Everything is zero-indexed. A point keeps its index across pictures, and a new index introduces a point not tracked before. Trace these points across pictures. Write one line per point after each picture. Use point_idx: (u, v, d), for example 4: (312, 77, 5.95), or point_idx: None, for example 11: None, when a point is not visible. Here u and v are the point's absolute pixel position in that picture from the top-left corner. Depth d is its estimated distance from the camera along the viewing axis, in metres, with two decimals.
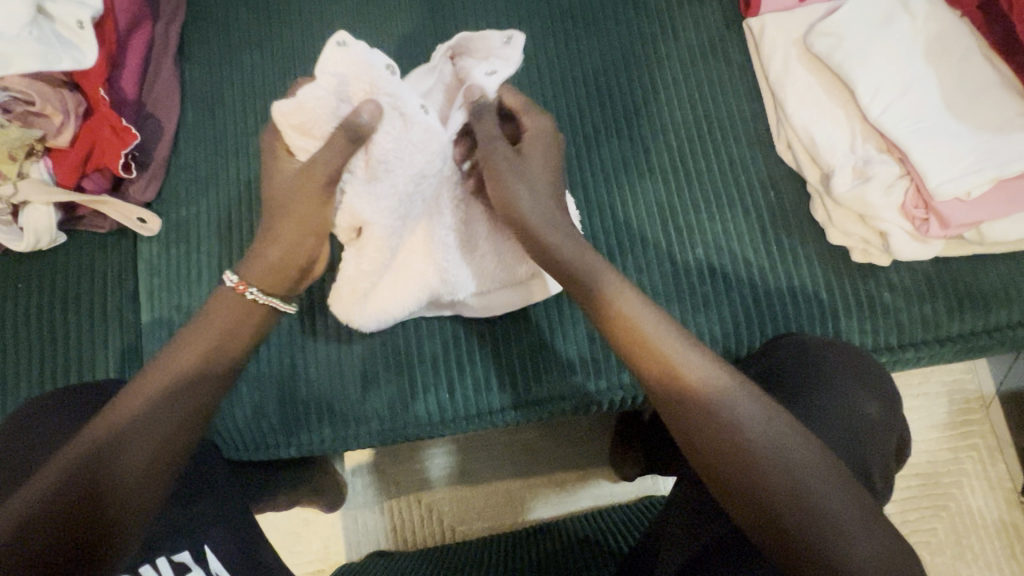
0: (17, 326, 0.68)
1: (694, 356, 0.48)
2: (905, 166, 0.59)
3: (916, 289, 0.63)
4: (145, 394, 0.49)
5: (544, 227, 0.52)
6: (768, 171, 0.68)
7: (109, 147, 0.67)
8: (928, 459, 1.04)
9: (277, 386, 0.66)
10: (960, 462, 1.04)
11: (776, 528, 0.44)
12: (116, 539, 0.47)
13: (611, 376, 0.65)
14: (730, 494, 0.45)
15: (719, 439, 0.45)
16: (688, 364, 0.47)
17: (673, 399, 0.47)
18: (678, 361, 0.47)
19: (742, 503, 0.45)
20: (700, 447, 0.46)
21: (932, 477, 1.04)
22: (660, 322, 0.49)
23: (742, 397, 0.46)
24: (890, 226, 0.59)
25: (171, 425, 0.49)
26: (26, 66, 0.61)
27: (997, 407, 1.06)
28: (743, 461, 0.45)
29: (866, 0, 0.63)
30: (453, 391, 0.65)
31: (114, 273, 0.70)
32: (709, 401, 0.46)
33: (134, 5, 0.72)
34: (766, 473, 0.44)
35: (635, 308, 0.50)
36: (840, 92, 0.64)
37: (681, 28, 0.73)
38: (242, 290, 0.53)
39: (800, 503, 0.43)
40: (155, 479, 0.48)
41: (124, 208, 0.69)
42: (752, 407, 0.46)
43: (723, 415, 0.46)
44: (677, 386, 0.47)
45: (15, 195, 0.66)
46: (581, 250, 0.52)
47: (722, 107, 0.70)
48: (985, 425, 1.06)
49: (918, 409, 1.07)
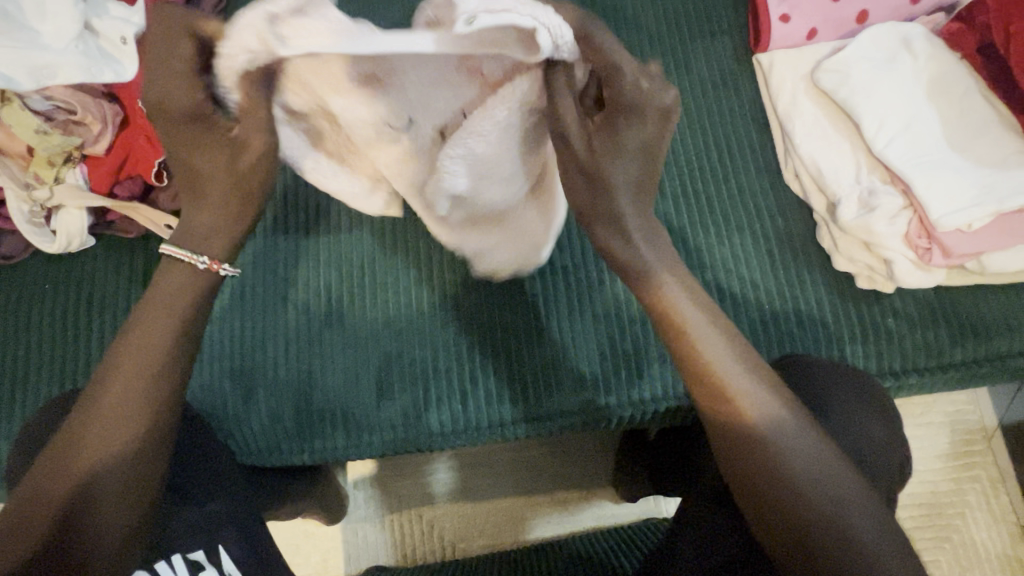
0: (42, 325, 0.70)
1: (720, 341, 0.49)
2: (908, 198, 0.62)
3: (920, 317, 0.65)
4: (115, 390, 0.48)
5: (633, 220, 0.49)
6: (776, 198, 0.70)
7: (144, 155, 0.70)
8: (931, 489, 1.05)
9: (293, 393, 0.67)
10: (963, 493, 1.04)
11: (796, 536, 0.44)
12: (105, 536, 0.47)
13: (621, 393, 0.67)
14: (738, 470, 0.47)
15: (764, 460, 0.46)
16: (739, 385, 0.48)
17: (714, 400, 0.48)
18: (730, 380, 0.47)
19: (772, 519, 0.45)
20: (718, 423, 0.48)
21: (935, 507, 1.04)
22: (716, 339, 0.49)
23: (787, 420, 0.47)
24: (894, 254, 0.62)
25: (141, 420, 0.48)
26: (72, 77, 0.65)
27: (1000, 440, 1.06)
28: (784, 483, 0.45)
29: (871, 40, 0.66)
30: (465, 402, 0.67)
31: (138, 278, 0.72)
32: (757, 422, 0.47)
33: None
34: (806, 497, 0.45)
35: (692, 317, 0.49)
36: (845, 125, 0.67)
37: (694, 61, 0.76)
38: (214, 267, 0.51)
39: (835, 529, 0.44)
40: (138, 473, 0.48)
41: (152, 214, 0.71)
42: (796, 432, 0.47)
43: (768, 436, 0.46)
44: (729, 407, 0.47)
45: (51, 199, 0.69)
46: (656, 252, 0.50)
47: (732, 136, 0.73)
48: (987, 456, 1.06)
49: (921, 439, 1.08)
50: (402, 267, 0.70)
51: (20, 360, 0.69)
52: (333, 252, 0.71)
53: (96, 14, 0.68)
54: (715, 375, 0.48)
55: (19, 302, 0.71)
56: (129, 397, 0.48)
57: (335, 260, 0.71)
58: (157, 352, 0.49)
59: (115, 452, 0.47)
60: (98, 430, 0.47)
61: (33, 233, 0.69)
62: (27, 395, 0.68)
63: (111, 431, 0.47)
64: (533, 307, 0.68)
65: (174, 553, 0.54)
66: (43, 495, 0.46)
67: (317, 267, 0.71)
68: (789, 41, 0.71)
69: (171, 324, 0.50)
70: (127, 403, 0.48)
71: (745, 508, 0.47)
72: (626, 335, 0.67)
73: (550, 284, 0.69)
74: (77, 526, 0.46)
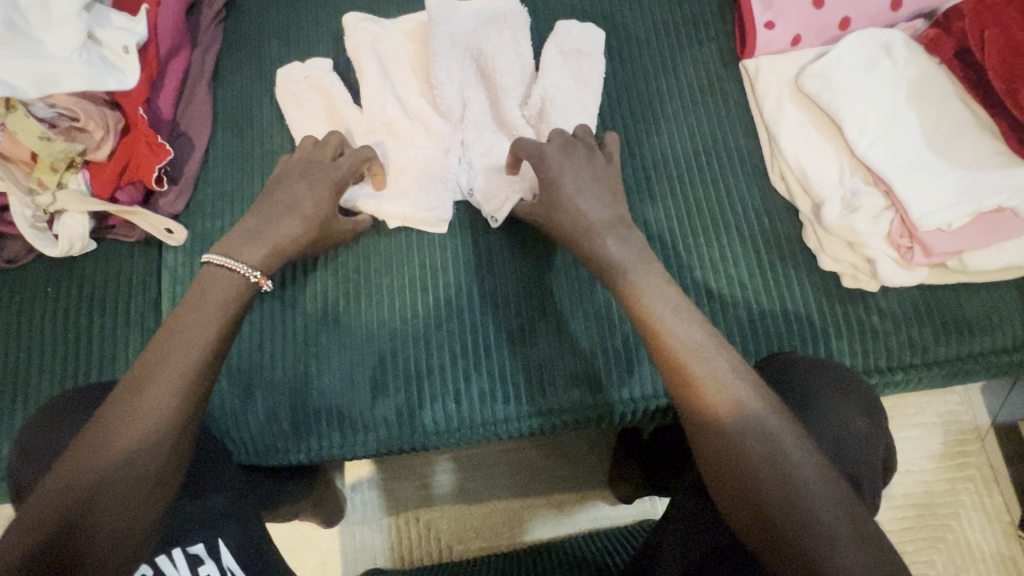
0: (44, 328, 0.71)
1: (689, 330, 0.53)
2: (890, 199, 0.63)
3: (904, 315, 0.66)
4: (151, 380, 0.51)
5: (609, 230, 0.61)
6: (763, 200, 0.72)
7: (144, 159, 0.71)
8: (926, 489, 1.05)
9: (290, 393, 0.68)
10: (957, 494, 1.05)
11: (759, 518, 0.46)
12: (131, 520, 0.49)
13: (612, 391, 0.68)
14: (706, 450, 0.49)
15: (730, 442, 0.48)
16: (706, 370, 0.50)
17: (683, 383, 0.51)
18: (698, 366, 0.51)
19: (737, 499, 0.47)
20: (691, 405, 0.51)
21: (929, 508, 1.04)
22: (688, 329, 0.53)
23: (755, 405, 0.49)
24: (878, 253, 0.63)
25: (172, 409, 0.51)
26: (76, 86, 0.67)
27: (993, 440, 1.07)
28: (748, 465, 0.47)
29: (852, 46, 0.68)
30: (459, 401, 0.68)
31: (139, 280, 0.74)
32: (722, 406, 0.49)
33: (176, 33, 0.77)
34: (768, 480, 0.46)
35: (664, 309, 0.54)
36: (829, 129, 0.68)
37: (682, 67, 0.78)
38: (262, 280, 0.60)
39: (796, 512, 0.44)
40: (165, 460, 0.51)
41: (152, 219, 0.72)
42: (767, 417, 0.48)
43: (732, 419, 0.48)
44: (695, 390, 0.50)
45: (54, 204, 0.70)
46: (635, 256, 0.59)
47: (719, 140, 0.75)
48: (981, 456, 1.07)
49: (914, 440, 1.09)
50: (397, 269, 0.72)
51: (22, 362, 0.70)
52: (330, 255, 0.73)
53: (100, 25, 0.70)
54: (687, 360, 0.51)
55: (21, 306, 0.72)
56: (164, 387, 0.51)
57: (331, 262, 0.72)
58: (193, 355, 0.53)
59: (136, 447, 0.49)
60: (127, 425, 0.50)
61: (36, 238, 0.70)
62: (29, 397, 0.69)
63: (138, 427, 0.50)
64: (526, 308, 0.70)
65: (176, 547, 0.55)
66: (70, 479, 0.48)
67: (313, 270, 0.72)
68: (774, 48, 0.73)
69: (205, 322, 0.55)
70: (156, 401, 0.51)
71: (716, 490, 0.49)
72: (617, 334, 0.69)
73: (543, 285, 0.71)
74: (85, 518, 0.47)
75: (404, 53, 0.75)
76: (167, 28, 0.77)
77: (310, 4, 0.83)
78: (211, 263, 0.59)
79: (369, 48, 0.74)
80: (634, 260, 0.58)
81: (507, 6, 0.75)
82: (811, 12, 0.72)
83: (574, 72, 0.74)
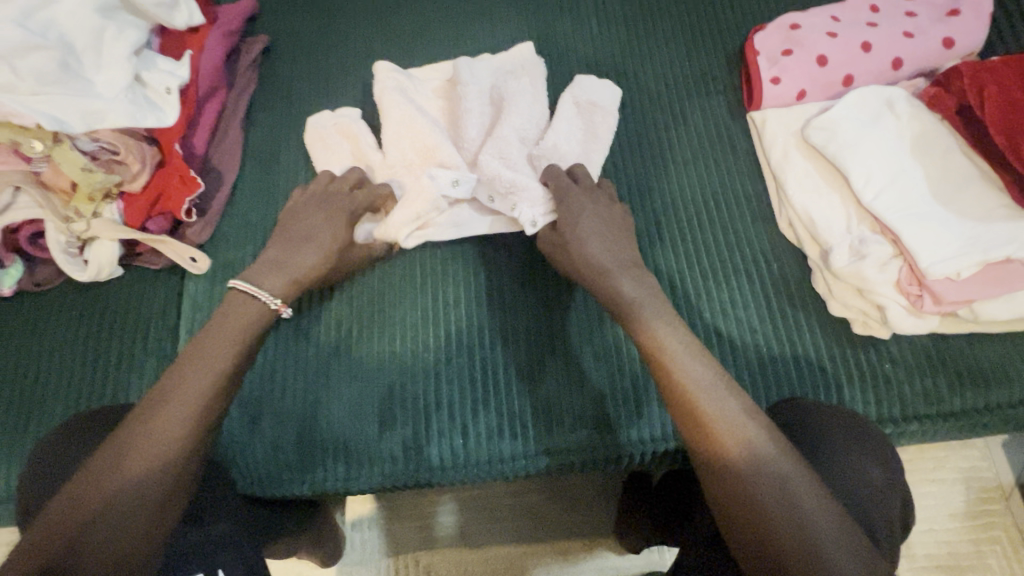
0: (65, 349, 0.73)
1: (693, 360, 0.54)
2: (898, 247, 0.64)
3: (916, 364, 0.66)
4: (175, 395, 0.53)
5: (620, 273, 0.62)
6: (772, 245, 0.73)
7: (176, 190, 0.75)
8: (949, 550, 1.01)
9: (298, 422, 0.69)
10: (983, 557, 1.00)
11: (762, 550, 0.45)
12: (142, 537, 0.49)
13: (619, 432, 0.67)
14: (710, 480, 0.49)
15: (733, 474, 0.48)
16: (709, 399, 0.51)
17: (686, 412, 0.51)
18: (700, 395, 0.51)
19: (740, 531, 0.47)
20: (693, 439, 0.51)
21: (953, 571, 0.99)
22: (692, 361, 0.54)
23: (758, 436, 0.49)
24: (887, 300, 0.63)
25: (192, 424, 0.53)
26: (119, 122, 0.72)
27: (1019, 500, 1.03)
28: (750, 498, 0.47)
29: (856, 101, 0.71)
30: (466, 436, 0.67)
31: (160, 306, 0.76)
32: (726, 436, 0.49)
33: (215, 77, 0.83)
34: (772, 513, 0.46)
35: (669, 339, 0.55)
36: (835, 178, 0.70)
37: (690, 117, 0.81)
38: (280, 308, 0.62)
39: (802, 545, 0.44)
40: (180, 475, 0.52)
41: (178, 247, 0.76)
42: (769, 449, 0.49)
43: (736, 449, 0.49)
44: (698, 420, 0.51)
45: (87, 232, 0.74)
46: (643, 294, 0.60)
47: (728, 186, 0.77)
48: (1007, 517, 1.02)
49: (935, 497, 1.05)
50: (410, 302, 0.73)
51: (41, 384, 0.71)
52: (346, 288, 0.75)
53: (145, 67, 0.76)
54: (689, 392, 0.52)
55: (46, 327, 0.74)
56: (186, 403, 0.53)
57: (348, 294, 0.74)
58: (207, 372, 0.55)
59: (154, 462, 0.50)
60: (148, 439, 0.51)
61: (67, 263, 0.73)
62: (44, 419, 0.70)
63: (160, 442, 0.51)
64: (535, 344, 0.70)
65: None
66: (88, 489, 0.49)
67: (329, 301, 0.74)
68: (780, 101, 0.77)
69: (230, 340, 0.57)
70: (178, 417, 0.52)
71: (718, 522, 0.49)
72: (625, 374, 0.69)
73: (553, 322, 0.71)
74: (95, 533, 0.47)
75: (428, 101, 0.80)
76: (208, 73, 0.82)
77: (341, 52, 0.88)
78: (238, 289, 0.61)
79: (396, 95, 0.78)
80: (643, 297, 0.60)
81: (524, 57, 0.80)
82: (815, 68, 0.75)
83: (586, 124, 0.78)
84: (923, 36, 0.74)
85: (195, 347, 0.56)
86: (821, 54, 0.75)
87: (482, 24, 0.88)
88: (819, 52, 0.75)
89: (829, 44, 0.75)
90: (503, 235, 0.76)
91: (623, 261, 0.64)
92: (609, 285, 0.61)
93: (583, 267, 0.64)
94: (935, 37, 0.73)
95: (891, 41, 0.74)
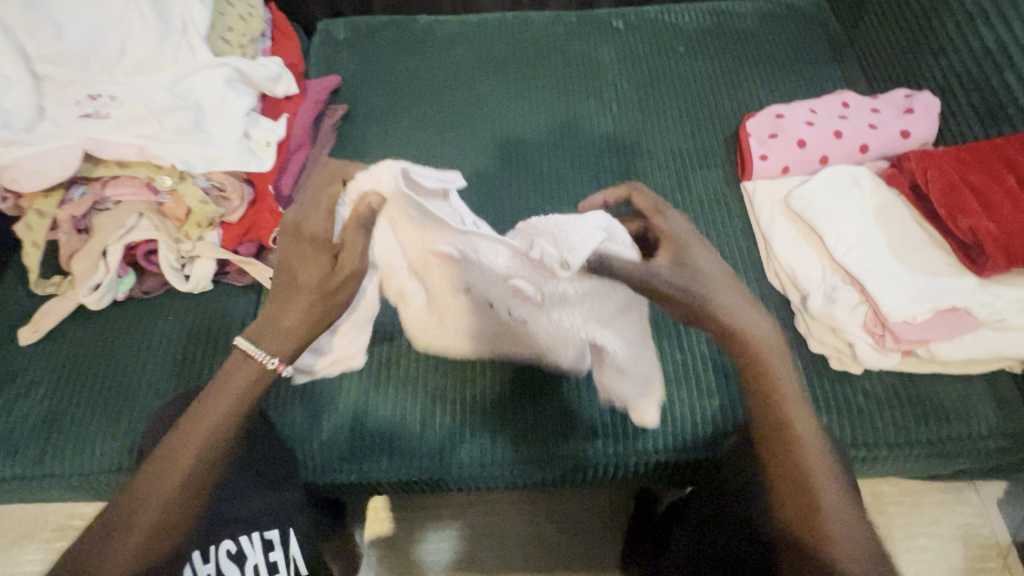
0: (160, 347, 0.87)
1: (777, 345, 0.58)
2: (864, 295, 0.77)
3: (886, 397, 0.76)
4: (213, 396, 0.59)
5: (720, 281, 0.60)
6: (761, 291, 0.86)
7: (268, 223, 0.92)
8: None
9: (351, 419, 0.80)
10: None
11: (810, 513, 0.53)
12: (165, 527, 0.54)
13: (626, 443, 0.78)
14: (773, 451, 0.56)
15: (791, 448, 0.55)
16: (782, 381, 0.57)
17: (764, 392, 0.57)
18: (778, 375, 0.57)
19: (792, 497, 0.54)
20: (765, 415, 0.57)
21: None
22: (775, 343, 0.58)
23: (809, 417, 0.57)
24: (856, 338, 0.75)
25: (218, 424, 0.57)
26: (229, 166, 0.89)
27: (1013, 557, 1.07)
28: (805, 470, 0.55)
29: (829, 176, 0.86)
30: (493, 439, 0.78)
31: (240, 316, 0.91)
32: (791, 415, 0.56)
33: (302, 133, 1.01)
34: (818, 483, 0.54)
35: (755, 325, 0.58)
36: (813, 237, 0.84)
37: (693, 185, 0.97)
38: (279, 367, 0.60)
39: (834, 512, 0.53)
40: (197, 474, 0.55)
41: (261, 269, 0.91)
42: (813, 433, 0.57)
43: (796, 426, 0.56)
44: (772, 399, 0.56)
45: (192, 251, 0.90)
46: (740, 297, 0.60)
47: (724, 241, 0.91)
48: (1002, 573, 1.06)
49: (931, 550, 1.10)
50: None
51: (136, 375, 0.85)
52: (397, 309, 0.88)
53: (253, 125, 0.94)
54: (776, 398, 0.56)
55: (144, 328, 0.88)
56: (221, 403, 0.58)
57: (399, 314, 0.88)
58: (260, 368, 0.60)
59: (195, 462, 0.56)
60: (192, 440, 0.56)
61: (172, 275, 0.89)
62: (137, 404, 0.83)
63: (200, 446, 0.56)
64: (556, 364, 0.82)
65: (254, 530, 0.64)
66: (138, 473, 0.56)
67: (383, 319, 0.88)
68: (767, 174, 0.92)
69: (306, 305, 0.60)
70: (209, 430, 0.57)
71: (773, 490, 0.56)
72: None
73: None
74: (133, 516, 0.53)
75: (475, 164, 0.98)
76: (298, 131, 1.01)
77: (405, 119, 1.07)
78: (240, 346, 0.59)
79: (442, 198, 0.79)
80: (738, 303, 0.59)
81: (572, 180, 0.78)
82: (795, 150, 0.91)
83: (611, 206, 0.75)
84: (882, 127, 0.90)
85: (281, 314, 0.60)
86: (800, 138, 0.92)
87: (523, 104, 1.08)
88: (798, 136, 0.92)
89: (806, 130, 0.92)
90: None
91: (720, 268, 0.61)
92: (714, 294, 0.59)
93: (688, 273, 0.60)
94: (892, 129, 0.90)
95: (857, 131, 0.91)
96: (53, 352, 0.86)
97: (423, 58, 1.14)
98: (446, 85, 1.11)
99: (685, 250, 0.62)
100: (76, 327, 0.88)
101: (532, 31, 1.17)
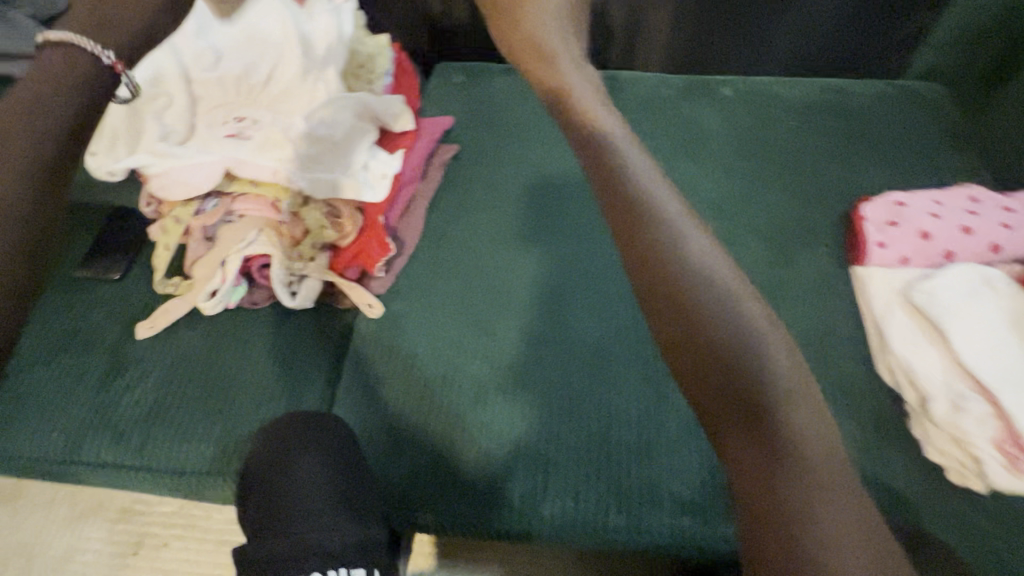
0: (260, 357, 0.90)
1: (712, 301, 0.59)
2: (996, 408, 0.71)
3: (1007, 519, 0.71)
4: None
5: (740, 305, 0.59)
6: (870, 384, 0.82)
7: (375, 251, 0.96)
8: None
9: (434, 456, 0.80)
10: None
11: (774, 499, 0.49)
12: None
13: (714, 524, 0.74)
14: (732, 423, 0.54)
15: (739, 416, 0.54)
16: (716, 330, 0.57)
17: (694, 353, 0.57)
18: (710, 331, 0.57)
19: (753, 487, 0.51)
20: (711, 384, 0.55)
21: None
22: (724, 304, 0.59)
23: (777, 372, 0.55)
24: (985, 455, 0.70)
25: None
26: (348, 193, 0.94)
27: None
28: (780, 454, 0.51)
29: (956, 273, 0.81)
30: (576, 500, 0.76)
31: (337, 337, 0.94)
32: (761, 382, 0.55)
33: (415, 169, 1.06)
34: (795, 473, 0.50)
35: (693, 278, 0.61)
36: (936, 336, 0.79)
37: (798, 262, 0.95)
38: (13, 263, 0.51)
39: (808, 508, 0.49)
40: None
41: (362, 294, 0.94)
42: (803, 416, 0.54)
43: (756, 386, 0.54)
44: (695, 348, 0.57)
45: (302, 270, 0.94)
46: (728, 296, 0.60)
47: (829, 326, 0.88)
48: None
49: None
50: (541, 370, 0.86)
51: (236, 381, 0.88)
52: (489, 351, 0.89)
53: (372, 158, 1.00)
54: (767, 402, 0.54)
55: (247, 337, 0.92)
56: None
57: (490, 355, 0.89)
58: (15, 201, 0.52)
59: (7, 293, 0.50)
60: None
61: (280, 291, 0.93)
62: (233, 410, 0.86)
63: (3, 291, 0.49)
64: (645, 430, 0.80)
65: (343, 567, 0.70)
66: None
67: (474, 359, 0.89)
68: (885, 262, 0.89)
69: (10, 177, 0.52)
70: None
71: (752, 485, 0.51)
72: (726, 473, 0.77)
73: (663, 414, 0.81)
74: None
75: (581, 222, 1.02)
76: (410, 165, 1.05)
77: (510, 165, 1.11)
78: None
79: None
80: (721, 270, 0.62)
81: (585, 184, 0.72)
82: (916, 240, 0.87)
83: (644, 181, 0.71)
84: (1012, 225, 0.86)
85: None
86: (922, 229, 0.88)
87: None
88: (920, 227, 0.88)
89: (928, 220, 0.88)
90: (629, 330, 0.90)
91: (745, 287, 0.61)
92: (706, 292, 0.59)
93: (689, 281, 0.60)
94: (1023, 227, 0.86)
95: (984, 226, 0.86)
96: (164, 348, 0.91)
97: (533, 107, 1.18)
98: (553, 134, 1.14)
99: (690, 278, 0.61)
100: (188, 327, 0.93)
101: (641, 91, 1.20)
